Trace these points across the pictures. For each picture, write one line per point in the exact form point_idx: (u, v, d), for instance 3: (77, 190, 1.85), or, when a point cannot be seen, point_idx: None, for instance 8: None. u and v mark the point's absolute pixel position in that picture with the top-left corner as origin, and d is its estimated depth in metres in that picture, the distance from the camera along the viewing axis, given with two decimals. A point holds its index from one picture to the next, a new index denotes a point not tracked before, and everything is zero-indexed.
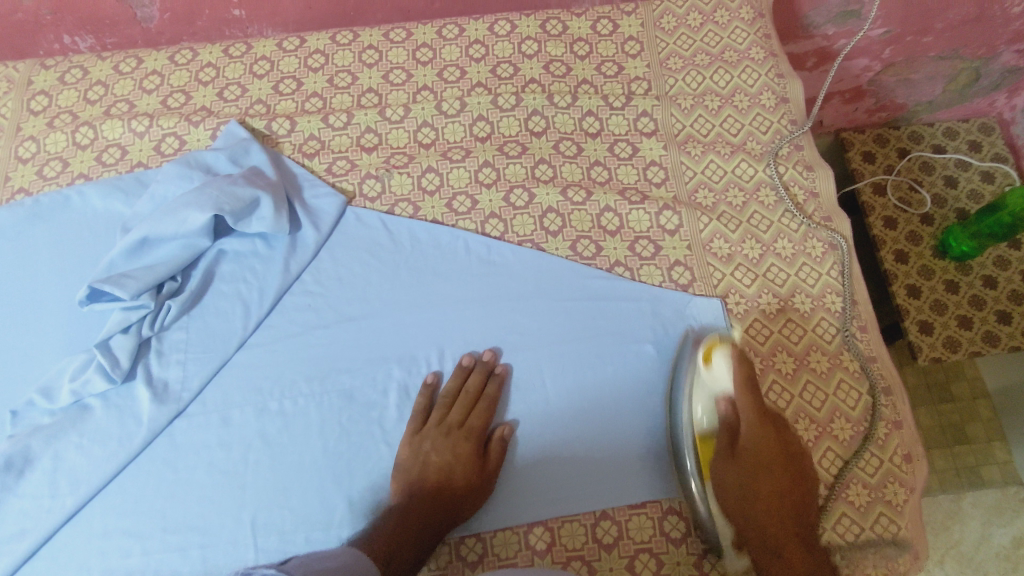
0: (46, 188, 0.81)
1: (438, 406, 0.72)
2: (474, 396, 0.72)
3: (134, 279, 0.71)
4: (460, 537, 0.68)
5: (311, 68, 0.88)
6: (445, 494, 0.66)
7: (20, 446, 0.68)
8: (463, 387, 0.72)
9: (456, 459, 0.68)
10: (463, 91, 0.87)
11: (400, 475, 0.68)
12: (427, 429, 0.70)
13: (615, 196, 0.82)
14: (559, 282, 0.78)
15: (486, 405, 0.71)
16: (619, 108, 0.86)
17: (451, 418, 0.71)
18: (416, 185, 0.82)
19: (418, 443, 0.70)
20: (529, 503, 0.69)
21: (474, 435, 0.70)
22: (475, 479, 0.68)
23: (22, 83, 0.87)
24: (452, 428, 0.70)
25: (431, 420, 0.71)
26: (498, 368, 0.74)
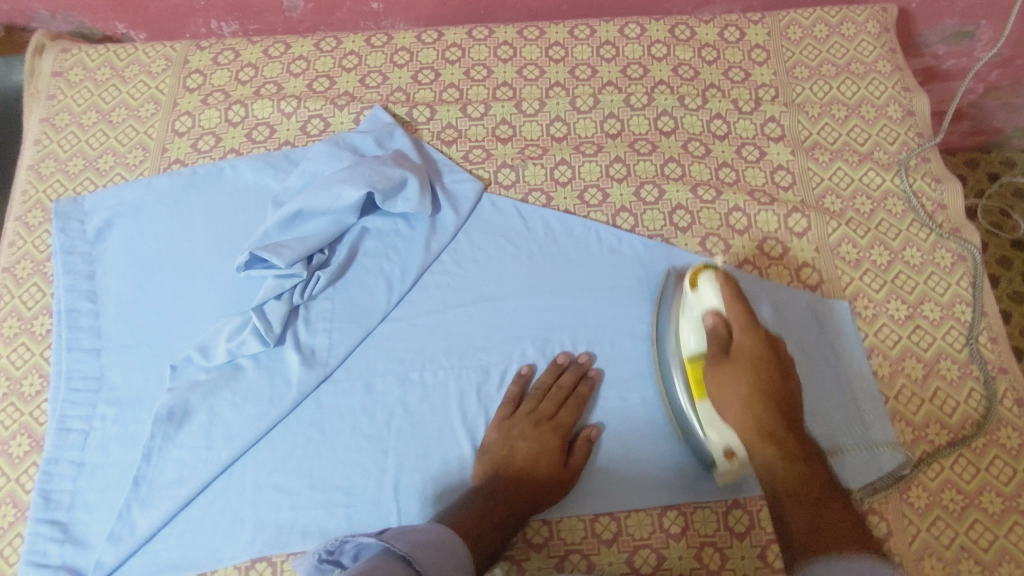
0: (201, 160, 0.85)
1: (530, 397, 0.73)
2: (567, 392, 0.73)
3: (290, 249, 0.75)
4: (558, 519, 0.70)
5: (448, 60, 0.92)
6: (528, 480, 0.68)
7: (180, 398, 0.72)
8: (557, 382, 0.74)
9: (544, 449, 0.70)
10: (594, 89, 0.90)
11: (486, 458, 0.70)
12: (517, 417, 0.72)
13: (744, 196, 0.83)
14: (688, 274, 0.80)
15: (578, 402, 0.73)
16: (747, 113, 0.89)
17: (543, 409, 0.72)
18: (550, 176, 0.85)
19: (507, 430, 0.71)
20: (619, 496, 0.70)
21: (563, 429, 0.71)
22: (560, 470, 0.69)
23: (178, 61, 0.91)
24: (542, 419, 0.72)
25: (521, 409, 0.73)
26: (591, 371, 0.75)
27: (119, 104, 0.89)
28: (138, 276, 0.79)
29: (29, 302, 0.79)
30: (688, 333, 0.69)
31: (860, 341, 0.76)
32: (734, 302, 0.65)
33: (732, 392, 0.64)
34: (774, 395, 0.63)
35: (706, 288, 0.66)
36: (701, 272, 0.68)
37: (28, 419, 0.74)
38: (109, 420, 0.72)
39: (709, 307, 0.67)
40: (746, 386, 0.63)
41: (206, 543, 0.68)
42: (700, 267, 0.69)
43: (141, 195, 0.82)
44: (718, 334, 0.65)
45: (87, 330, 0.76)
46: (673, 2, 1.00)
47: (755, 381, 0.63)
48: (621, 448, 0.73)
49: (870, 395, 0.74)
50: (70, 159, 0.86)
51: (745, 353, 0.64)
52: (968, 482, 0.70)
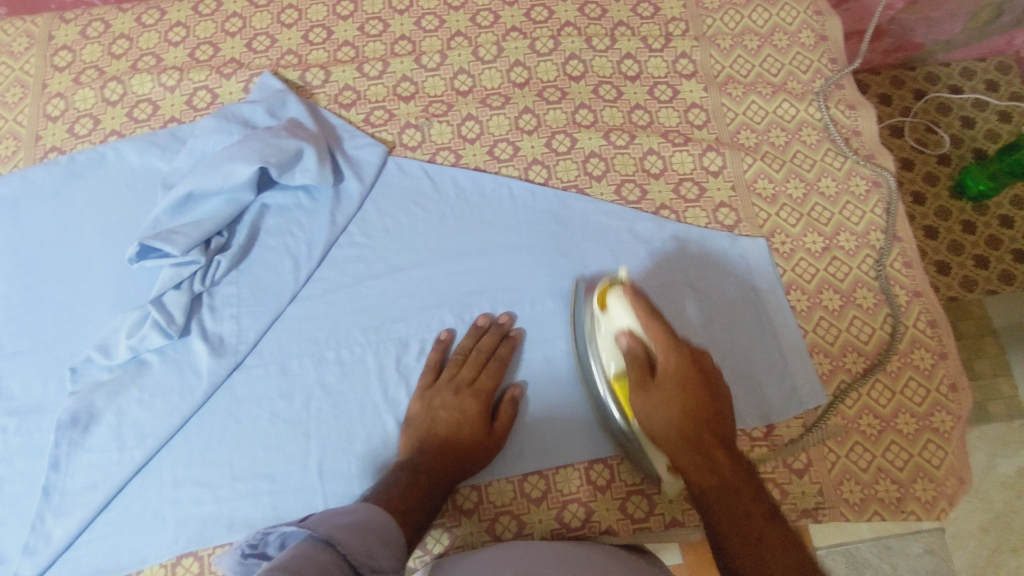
0: (79, 146, 0.79)
1: (450, 363, 0.71)
2: (486, 355, 0.71)
3: (183, 235, 0.71)
4: (488, 483, 0.69)
5: (340, 16, 0.86)
6: (451, 449, 0.66)
7: (83, 401, 0.68)
8: (476, 346, 0.72)
9: (465, 417, 0.68)
10: (499, 36, 0.85)
11: (410, 433, 0.68)
12: (439, 385, 0.70)
13: (658, 139, 0.81)
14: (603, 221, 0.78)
15: (498, 363, 0.71)
16: (658, 50, 0.85)
17: (462, 375, 0.70)
18: (457, 133, 0.81)
19: (428, 399, 0.69)
20: (541, 450, 0.70)
21: (484, 393, 0.70)
22: (484, 436, 0.68)
23: (43, 38, 0.84)
24: (462, 385, 0.70)
25: (441, 377, 0.71)
26: (511, 331, 0.73)
27: None
28: (24, 276, 0.74)
29: None
30: (608, 354, 0.64)
31: (778, 278, 0.76)
32: (642, 317, 0.59)
33: (660, 407, 0.57)
34: (705, 412, 0.57)
35: (615, 307, 0.61)
36: (610, 293, 0.63)
37: None
38: (9, 431, 0.69)
39: (618, 327, 0.61)
40: (678, 408, 0.57)
41: (127, 546, 0.66)
42: (607, 287, 0.65)
43: (18, 190, 0.76)
44: (636, 354, 0.59)
45: None
46: None
47: (675, 362, 0.57)
48: (544, 404, 0.72)
49: (788, 329, 0.74)
50: None
51: (673, 373, 0.57)
52: (885, 405, 0.71)
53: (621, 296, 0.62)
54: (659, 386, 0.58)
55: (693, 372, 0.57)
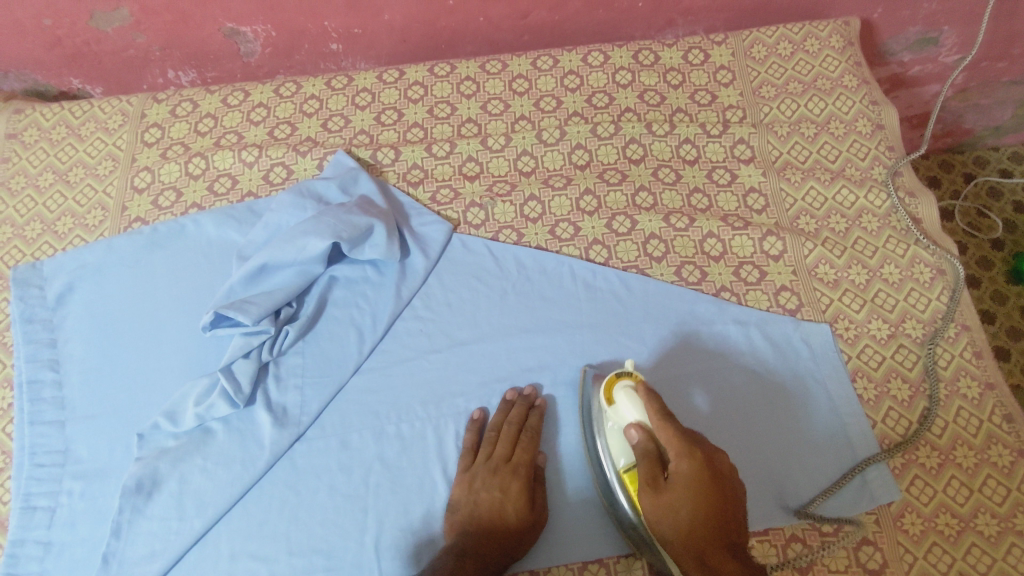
0: (162, 217, 0.83)
1: (485, 442, 0.71)
2: (517, 429, 0.71)
3: (256, 305, 0.73)
4: (546, 567, 0.67)
5: (411, 99, 0.90)
6: (498, 530, 0.65)
7: (148, 468, 0.69)
8: (506, 421, 0.72)
9: (506, 495, 0.67)
10: (561, 120, 0.89)
11: (452, 513, 0.67)
12: (476, 466, 0.69)
13: (718, 222, 0.82)
14: (665, 300, 0.78)
15: (530, 437, 0.70)
16: (716, 136, 0.88)
17: (497, 452, 0.69)
18: (520, 212, 0.83)
19: (468, 480, 0.68)
20: (595, 536, 0.68)
21: (522, 469, 0.68)
22: (528, 513, 0.66)
23: (136, 116, 0.89)
24: (499, 463, 0.69)
25: (478, 457, 0.70)
26: (537, 401, 0.73)
27: (76, 163, 0.87)
28: (102, 340, 0.76)
29: None
30: (614, 448, 0.64)
31: (843, 365, 0.75)
32: (653, 418, 0.59)
33: (672, 512, 0.57)
34: (716, 518, 0.57)
35: (623, 404, 0.61)
36: (616, 387, 0.63)
37: None
38: (75, 495, 0.70)
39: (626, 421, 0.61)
40: (687, 512, 0.57)
41: None
42: (613, 379, 0.64)
43: (102, 257, 0.80)
44: (650, 461, 0.59)
45: (49, 402, 0.74)
46: (634, 28, 1.00)
47: (690, 468, 0.57)
48: (603, 487, 0.70)
49: (856, 419, 0.72)
50: (27, 223, 0.83)
51: (687, 480, 0.57)
52: (963, 503, 0.68)
53: (630, 389, 0.62)
54: (669, 493, 0.58)
55: (710, 482, 0.57)
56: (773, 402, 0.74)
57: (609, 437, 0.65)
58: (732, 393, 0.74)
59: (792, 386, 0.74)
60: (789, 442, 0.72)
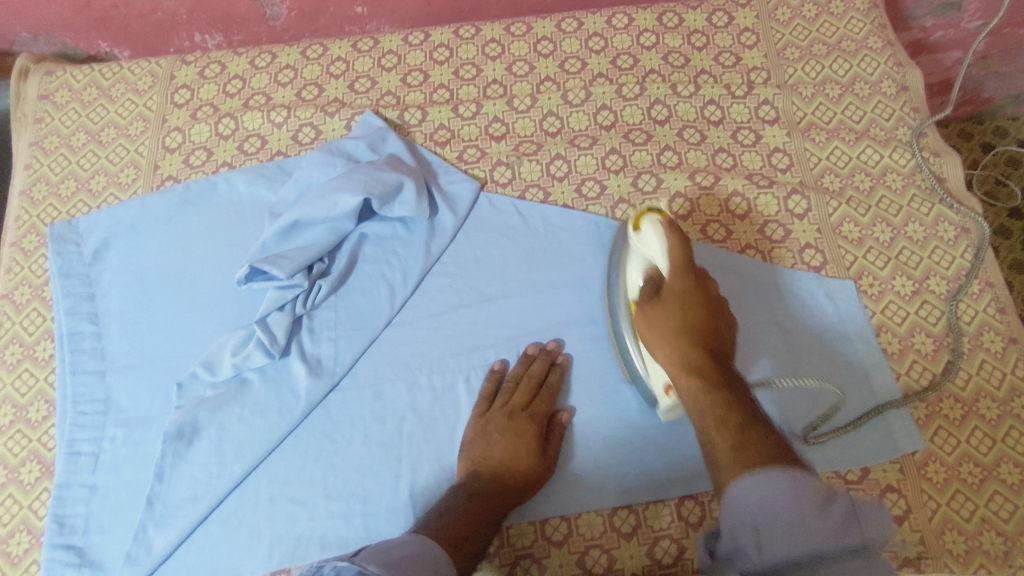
0: (193, 175, 0.84)
1: (503, 391, 0.72)
2: (537, 382, 0.72)
3: (289, 260, 0.74)
4: (575, 514, 0.69)
5: (436, 61, 0.91)
6: (509, 473, 0.66)
7: (188, 415, 0.71)
8: (526, 373, 0.73)
9: (521, 441, 0.68)
10: (586, 82, 0.89)
11: (464, 458, 0.68)
12: (492, 413, 0.71)
13: (743, 180, 0.83)
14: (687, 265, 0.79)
15: (550, 391, 0.72)
16: (741, 97, 0.88)
17: (515, 401, 0.71)
18: (546, 172, 0.84)
19: (483, 425, 0.70)
20: (625, 483, 0.70)
21: (538, 418, 0.70)
22: (539, 460, 0.68)
23: (165, 78, 0.90)
24: (515, 411, 0.70)
25: (495, 404, 0.72)
26: (560, 357, 0.75)
27: (108, 123, 0.88)
28: (138, 294, 0.78)
29: (30, 328, 0.78)
30: (633, 336, 0.69)
31: (867, 320, 0.76)
32: (670, 254, 0.64)
33: (658, 331, 0.63)
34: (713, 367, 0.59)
35: (647, 233, 0.66)
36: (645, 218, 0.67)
37: (36, 445, 0.73)
38: (117, 442, 0.72)
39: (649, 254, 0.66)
40: (668, 324, 0.62)
41: (223, 559, 0.67)
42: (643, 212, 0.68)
43: (136, 214, 0.82)
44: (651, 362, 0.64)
45: (90, 353, 0.75)
46: None
47: (680, 284, 0.63)
48: (630, 436, 0.72)
49: (880, 371, 0.73)
50: (62, 181, 0.85)
51: (677, 293, 0.63)
52: (986, 453, 0.69)
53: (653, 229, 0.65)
54: (664, 302, 0.63)
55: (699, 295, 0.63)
56: (794, 365, 0.74)
57: (630, 267, 0.70)
58: (752, 356, 0.74)
59: (815, 349, 0.75)
60: (808, 402, 0.72)
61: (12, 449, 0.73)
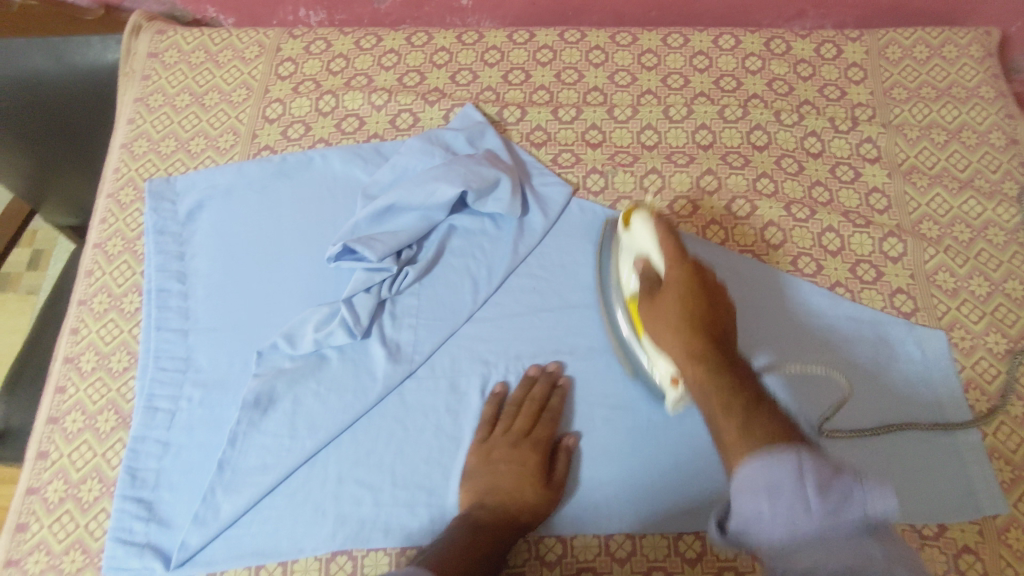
0: (290, 148, 0.85)
1: (505, 415, 0.71)
2: (539, 407, 0.71)
3: (381, 243, 0.75)
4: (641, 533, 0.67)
5: (539, 62, 0.91)
6: (515, 504, 0.65)
7: (267, 385, 0.72)
8: (527, 397, 0.72)
9: (525, 469, 0.67)
10: (687, 99, 0.89)
11: (471, 482, 0.67)
12: (495, 438, 0.70)
13: (839, 217, 0.81)
14: (776, 309, 0.77)
15: (551, 416, 0.71)
16: (844, 132, 0.86)
17: (518, 426, 0.70)
18: (640, 185, 0.84)
19: (485, 451, 0.69)
20: (696, 508, 0.68)
21: (543, 445, 0.69)
22: (545, 488, 0.67)
23: (271, 49, 0.92)
24: (519, 437, 0.69)
25: (497, 430, 0.70)
26: (561, 380, 0.74)
27: (212, 88, 0.89)
28: (226, 259, 0.79)
29: (119, 279, 0.79)
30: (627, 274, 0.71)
31: (956, 375, 0.74)
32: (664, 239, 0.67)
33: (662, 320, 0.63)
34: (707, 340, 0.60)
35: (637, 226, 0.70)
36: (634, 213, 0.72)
37: (115, 395, 0.74)
38: (194, 402, 0.72)
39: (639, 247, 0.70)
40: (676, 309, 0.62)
41: (287, 533, 0.67)
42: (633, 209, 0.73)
43: (232, 179, 0.83)
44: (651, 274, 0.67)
45: (175, 310, 0.76)
46: (763, 15, 0.99)
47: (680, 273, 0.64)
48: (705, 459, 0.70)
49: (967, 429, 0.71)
50: (162, 139, 0.87)
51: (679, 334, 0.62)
52: None
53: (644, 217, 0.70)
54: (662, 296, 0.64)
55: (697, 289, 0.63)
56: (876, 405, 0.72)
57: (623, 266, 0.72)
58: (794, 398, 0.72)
59: (897, 401, 0.73)
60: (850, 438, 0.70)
61: (91, 395, 0.74)
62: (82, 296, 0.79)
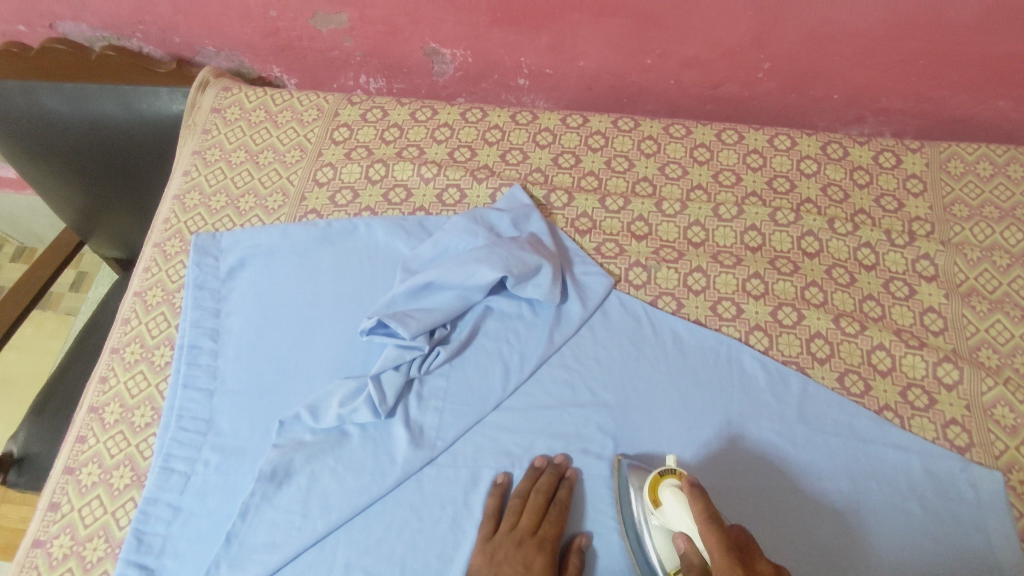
0: (336, 213, 0.86)
1: (509, 509, 0.68)
2: (545, 499, 0.68)
3: (416, 320, 0.74)
4: None
5: (591, 148, 0.91)
6: None
7: (284, 457, 0.70)
8: (533, 488, 0.69)
9: (529, 571, 0.65)
10: (738, 197, 0.87)
11: None
12: (499, 537, 0.67)
13: (890, 334, 0.78)
14: (824, 429, 0.73)
15: (558, 510, 0.67)
16: (899, 246, 0.84)
17: (522, 524, 0.67)
18: (683, 282, 0.82)
19: (490, 547, 0.66)
20: None
21: (549, 544, 0.66)
22: None
23: (329, 113, 0.93)
24: (523, 537, 0.67)
25: (502, 527, 0.68)
26: (569, 472, 0.70)
27: (267, 147, 0.91)
28: (260, 320, 0.79)
29: (154, 330, 0.80)
30: None
31: (1014, 523, 0.68)
32: None
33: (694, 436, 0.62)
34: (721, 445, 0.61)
35: None
36: None
37: (133, 450, 0.73)
38: (211, 466, 0.71)
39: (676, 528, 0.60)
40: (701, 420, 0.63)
41: None
42: None
43: (276, 240, 0.83)
44: None
45: (203, 369, 0.76)
46: (820, 117, 0.98)
47: None
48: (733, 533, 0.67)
49: None
50: (213, 194, 0.88)
51: None
52: None
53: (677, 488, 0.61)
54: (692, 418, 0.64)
55: None
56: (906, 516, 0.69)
57: None
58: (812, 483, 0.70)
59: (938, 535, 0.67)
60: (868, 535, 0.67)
61: (110, 448, 0.73)
62: (116, 344, 0.79)
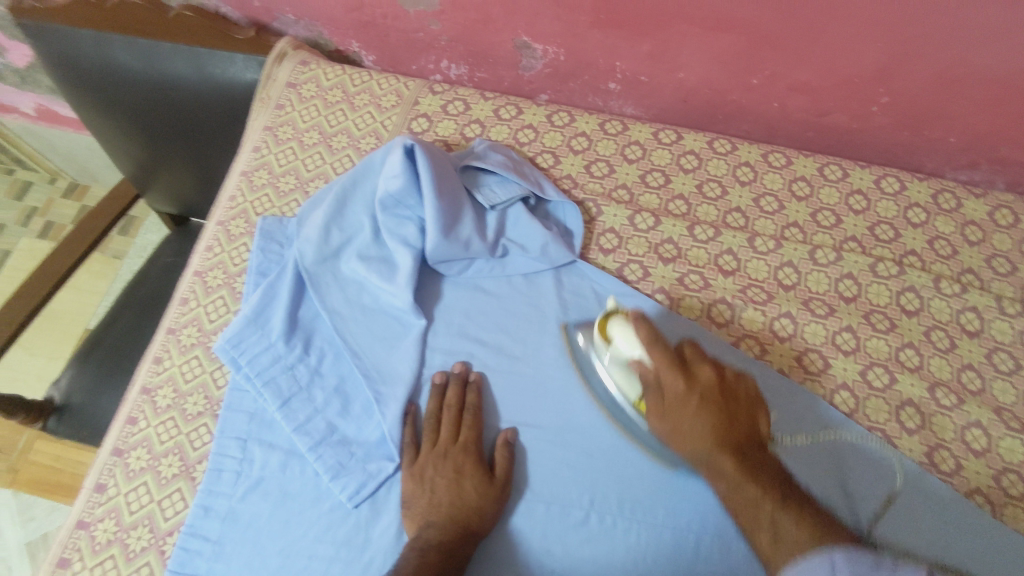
0: None
1: (427, 429, 0.69)
2: (456, 411, 0.69)
3: None
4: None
5: (683, 168, 0.85)
6: (466, 516, 0.62)
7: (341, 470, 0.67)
8: (440, 406, 0.70)
9: (461, 475, 0.65)
10: (836, 241, 0.82)
11: None
12: (422, 456, 0.67)
13: (990, 413, 0.71)
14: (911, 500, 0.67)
15: (472, 413, 0.69)
16: (1009, 314, 0.77)
17: (443, 438, 0.68)
18: (768, 326, 0.76)
19: (417, 469, 0.66)
20: None
21: (472, 449, 0.67)
22: (487, 487, 0.65)
23: (409, 101, 0.89)
24: (447, 446, 0.67)
25: (423, 446, 0.68)
26: (471, 376, 0.72)
27: (342, 130, 0.87)
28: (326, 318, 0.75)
29: (212, 314, 0.77)
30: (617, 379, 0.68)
31: None
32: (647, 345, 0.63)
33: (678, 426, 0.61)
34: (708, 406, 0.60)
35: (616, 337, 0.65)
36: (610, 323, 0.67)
37: (183, 439, 0.71)
38: (269, 467, 0.68)
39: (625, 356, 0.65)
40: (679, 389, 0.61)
41: None
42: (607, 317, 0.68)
43: None
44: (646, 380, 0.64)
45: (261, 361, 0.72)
46: (930, 158, 0.91)
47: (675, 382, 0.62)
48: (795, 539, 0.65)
49: None
50: (283, 174, 0.84)
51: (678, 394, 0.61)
52: None
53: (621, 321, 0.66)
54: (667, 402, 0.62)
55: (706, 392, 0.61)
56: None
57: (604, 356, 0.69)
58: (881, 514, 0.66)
59: None
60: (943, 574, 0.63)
61: (160, 435, 0.71)
62: (172, 324, 0.77)
